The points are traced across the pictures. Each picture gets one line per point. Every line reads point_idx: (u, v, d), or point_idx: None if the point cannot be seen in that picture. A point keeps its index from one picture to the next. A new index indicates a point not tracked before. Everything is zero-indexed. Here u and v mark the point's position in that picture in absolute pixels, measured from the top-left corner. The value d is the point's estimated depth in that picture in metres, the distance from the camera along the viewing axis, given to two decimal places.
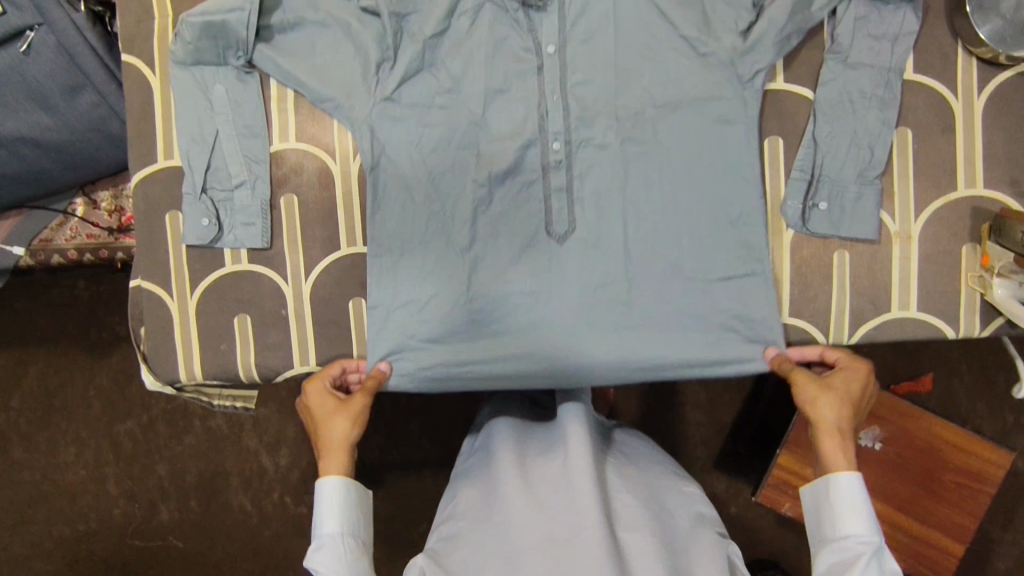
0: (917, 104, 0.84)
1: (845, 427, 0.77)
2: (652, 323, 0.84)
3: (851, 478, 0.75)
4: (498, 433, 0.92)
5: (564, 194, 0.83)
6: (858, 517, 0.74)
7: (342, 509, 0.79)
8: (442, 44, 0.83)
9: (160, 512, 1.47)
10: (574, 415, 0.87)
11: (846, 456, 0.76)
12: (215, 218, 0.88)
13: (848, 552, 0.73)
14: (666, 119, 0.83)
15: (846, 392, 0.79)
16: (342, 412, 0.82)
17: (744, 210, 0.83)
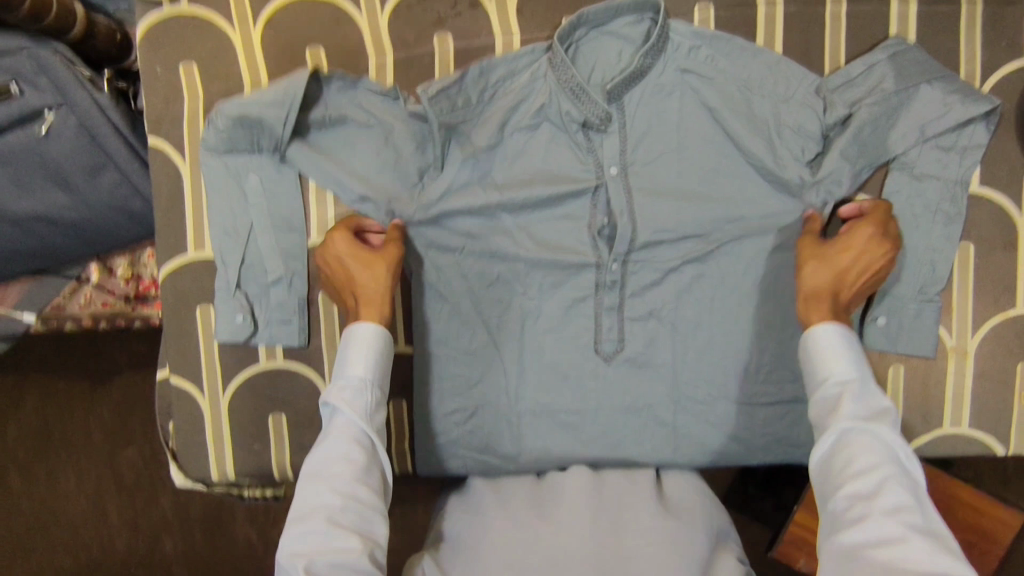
0: (981, 218, 0.82)
1: (815, 290, 0.74)
2: (698, 422, 0.87)
3: (827, 326, 0.70)
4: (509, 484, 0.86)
5: (615, 311, 0.85)
6: (841, 360, 0.68)
7: (342, 416, 0.68)
8: (500, 156, 0.84)
9: (164, 543, 1.35)
10: (592, 479, 0.82)
11: (829, 314, 0.72)
12: (250, 315, 0.84)
13: (835, 400, 0.67)
14: (723, 228, 0.84)
15: (862, 261, 0.75)
16: (374, 263, 0.77)
17: (790, 320, 0.85)
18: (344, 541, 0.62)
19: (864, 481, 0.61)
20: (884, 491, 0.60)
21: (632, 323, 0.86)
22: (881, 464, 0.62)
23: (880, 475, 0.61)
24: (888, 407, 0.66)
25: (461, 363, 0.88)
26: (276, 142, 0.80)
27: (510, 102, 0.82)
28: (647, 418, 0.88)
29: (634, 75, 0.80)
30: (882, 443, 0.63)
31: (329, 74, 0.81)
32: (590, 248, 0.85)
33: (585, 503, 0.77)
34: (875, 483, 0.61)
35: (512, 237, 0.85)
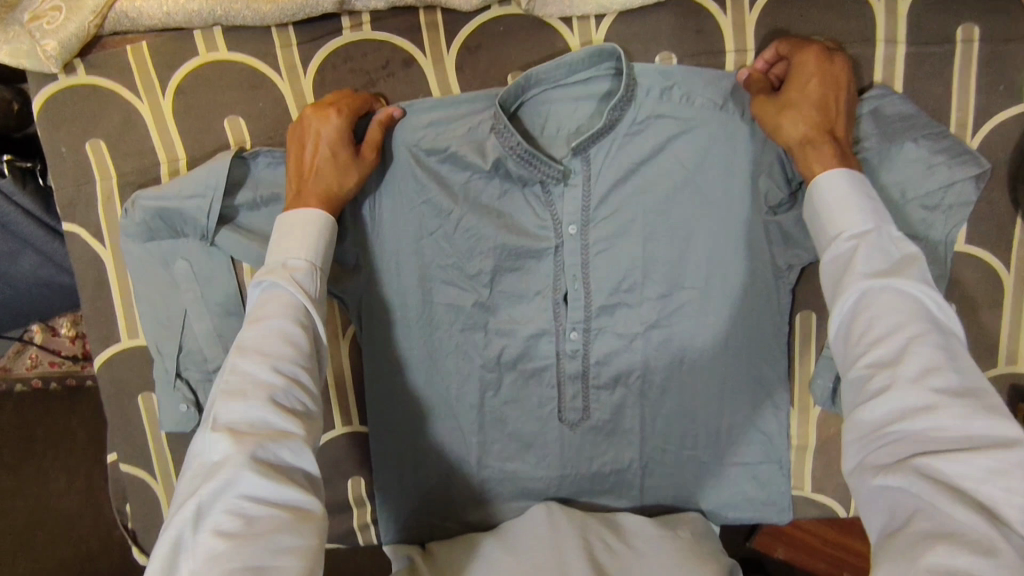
0: (964, 277, 0.77)
1: (808, 137, 0.66)
2: (666, 485, 0.85)
3: (833, 175, 0.63)
4: (481, 536, 0.78)
5: (578, 380, 0.79)
6: (851, 211, 0.61)
7: (282, 304, 0.61)
8: (458, 211, 0.76)
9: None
10: (570, 510, 0.77)
11: (835, 156, 0.65)
12: (194, 402, 0.80)
13: (848, 258, 0.59)
14: (691, 291, 0.77)
15: (823, 155, 0.65)
16: (339, 157, 0.69)
17: (763, 383, 0.80)
18: (272, 418, 0.55)
19: (892, 348, 0.54)
20: (907, 353, 0.53)
21: (599, 392, 0.80)
22: (904, 321, 0.55)
23: (908, 334, 0.54)
24: (917, 253, 0.58)
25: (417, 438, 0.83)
26: (202, 230, 0.73)
27: (462, 150, 0.74)
28: (612, 484, 0.84)
29: (596, 133, 0.72)
30: (907, 297, 0.56)
31: (254, 150, 0.74)
32: (551, 317, 0.78)
33: (571, 540, 0.71)
34: (897, 348, 0.54)
35: (466, 308, 0.78)
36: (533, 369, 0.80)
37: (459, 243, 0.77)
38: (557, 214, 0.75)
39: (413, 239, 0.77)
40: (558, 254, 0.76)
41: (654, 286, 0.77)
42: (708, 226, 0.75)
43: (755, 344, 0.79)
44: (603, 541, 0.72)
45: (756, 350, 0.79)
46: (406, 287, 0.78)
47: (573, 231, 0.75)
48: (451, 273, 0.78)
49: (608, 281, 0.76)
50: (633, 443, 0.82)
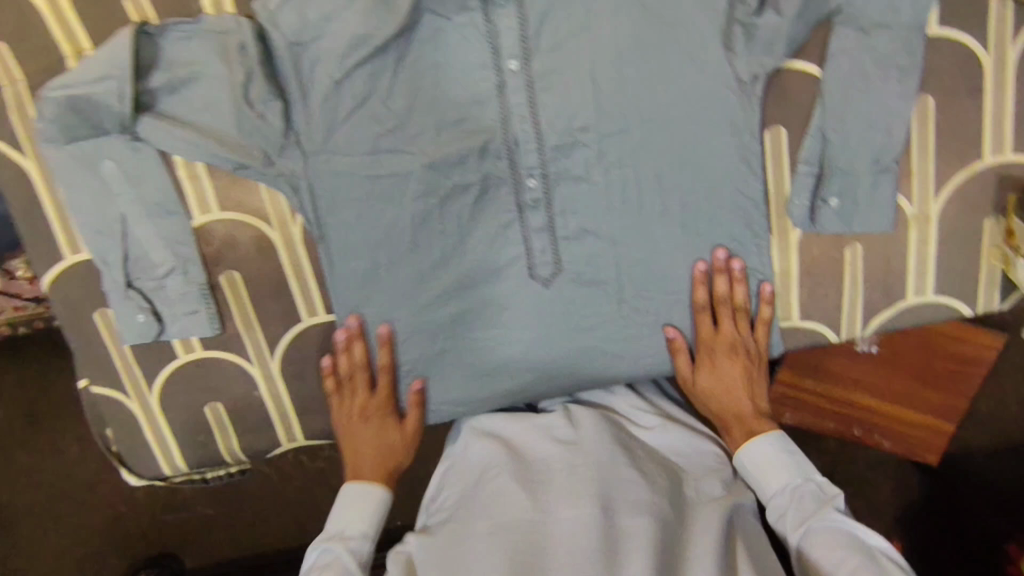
0: (941, 66, 0.71)
1: (720, 415, 0.79)
2: (654, 341, 0.80)
3: (752, 442, 0.75)
4: (474, 442, 0.80)
5: (545, 232, 0.76)
6: (771, 475, 0.74)
7: (372, 514, 0.77)
8: (390, 61, 0.70)
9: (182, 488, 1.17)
10: (565, 417, 0.79)
11: (746, 433, 0.77)
12: (152, 311, 0.77)
13: (725, 495, 0.75)
14: (651, 121, 0.73)
15: (731, 390, 0.78)
16: (401, 440, 0.80)
17: (740, 210, 0.76)
18: None
19: (815, 540, 0.68)
20: (840, 561, 0.66)
21: (569, 243, 0.77)
22: (830, 541, 0.67)
23: (828, 550, 0.67)
24: (743, 463, 0.75)
25: (387, 322, 0.79)
26: (120, 118, 0.69)
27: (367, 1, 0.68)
28: (597, 341, 0.80)
29: None
30: (822, 522, 0.69)
31: (159, 23, 0.68)
32: (506, 165, 0.74)
33: (582, 490, 0.70)
34: (820, 553, 0.67)
35: (414, 174, 0.74)
36: (498, 228, 0.76)
37: (399, 99, 0.71)
38: (496, 45, 0.69)
39: (338, 102, 0.71)
40: (503, 99, 0.71)
41: (606, 123, 0.73)
42: (662, 45, 0.70)
43: (727, 172, 0.74)
44: (606, 466, 0.72)
45: (730, 178, 0.74)
46: (348, 160, 0.73)
47: (515, 65, 0.70)
48: (394, 141, 0.73)
49: (562, 123, 0.72)
50: (613, 295, 0.79)
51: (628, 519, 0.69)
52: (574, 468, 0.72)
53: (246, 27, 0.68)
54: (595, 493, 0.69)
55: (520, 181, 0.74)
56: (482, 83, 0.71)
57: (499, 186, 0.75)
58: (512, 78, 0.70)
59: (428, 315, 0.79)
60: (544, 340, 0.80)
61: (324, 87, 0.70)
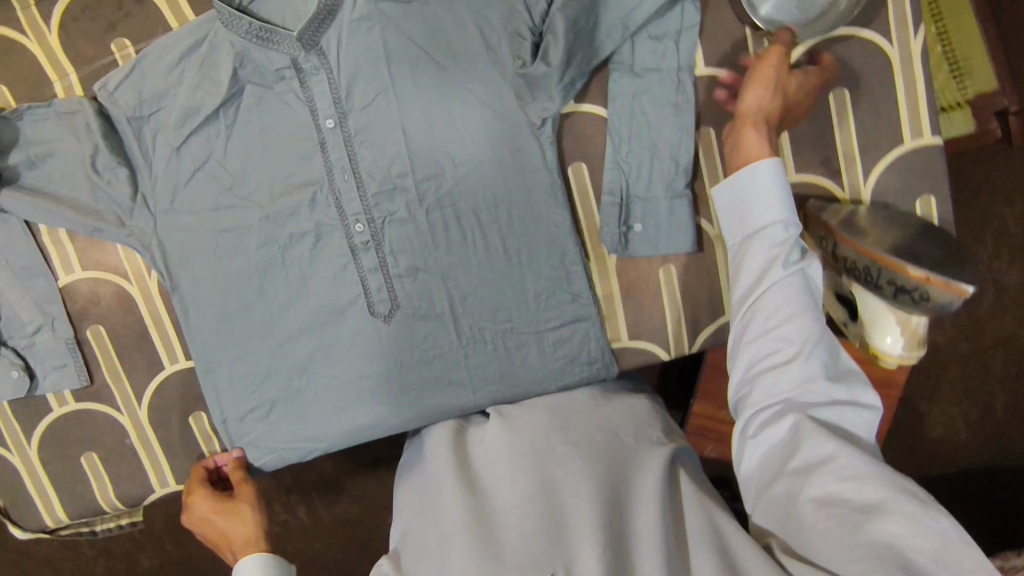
0: (715, 99, 0.78)
1: (733, 137, 0.71)
2: (492, 368, 0.85)
3: (769, 163, 0.66)
4: (429, 446, 0.77)
5: (378, 271, 0.82)
6: (773, 206, 0.65)
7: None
8: (222, 130, 0.79)
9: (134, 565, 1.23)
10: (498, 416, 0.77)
11: (761, 147, 0.68)
12: (24, 367, 0.84)
13: (747, 251, 0.66)
14: (462, 164, 0.80)
15: (767, 87, 0.71)
16: (243, 504, 0.83)
17: (555, 241, 0.82)
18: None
19: (779, 303, 0.62)
20: (767, 338, 0.62)
21: (402, 280, 0.83)
22: (793, 305, 0.62)
23: (797, 325, 0.61)
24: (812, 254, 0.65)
25: (242, 365, 0.85)
26: None
27: (195, 78, 0.77)
28: (441, 370, 0.86)
29: (322, 17, 0.75)
30: (807, 322, 0.61)
31: (15, 110, 0.78)
32: (335, 212, 0.81)
33: (530, 470, 0.67)
34: (789, 352, 0.61)
35: (253, 226, 0.82)
36: (337, 270, 0.83)
37: (234, 160, 0.80)
38: (312, 108, 0.78)
39: (178, 167, 0.80)
40: (325, 155, 0.79)
41: (421, 169, 0.80)
42: (461, 98, 0.78)
43: (537, 206, 0.81)
44: (545, 452, 0.69)
45: (541, 211, 0.81)
46: (193, 217, 0.81)
47: (331, 124, 0.78)
48: (233, 197, 0.81)
49: (380, 171, 0.80)
50: (449, 326, 0.84)
51: (574, 489, 0.65)
52: (524, 448, 0.70)
53: (91, 107, 0.79)
54: (541, 477, 0.66)
55: (349, 226, 0.81)
56: (305, 141, 0.80)
57: (333, 230, 0.82)
58: (330, 135, 0.79)
59: (281, 356, 0.85)
60: (389, 373, 0.85)
61: (165, 154, 0.79)
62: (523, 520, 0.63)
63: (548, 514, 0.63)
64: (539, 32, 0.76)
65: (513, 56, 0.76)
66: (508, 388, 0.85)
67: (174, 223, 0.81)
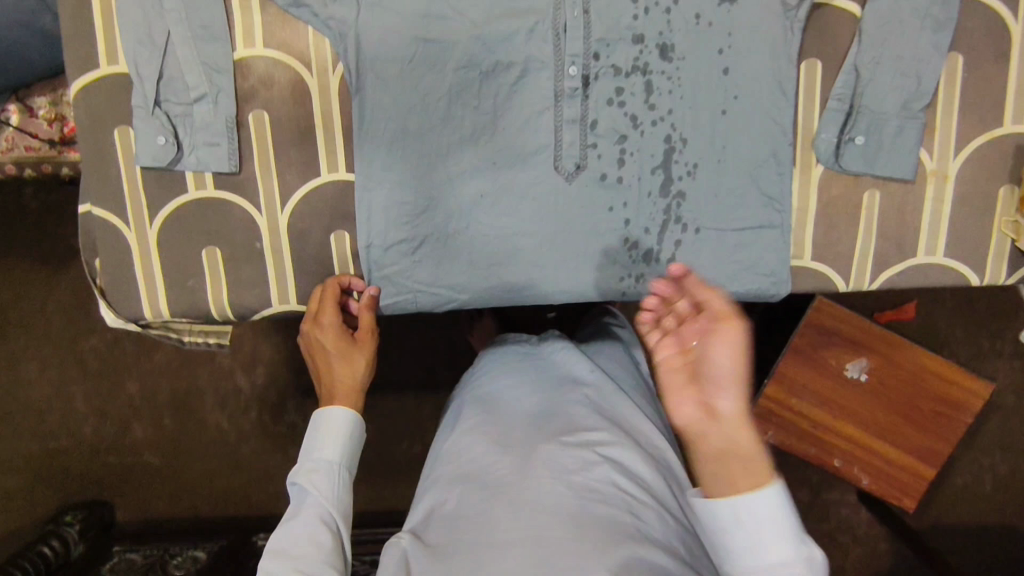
0: (972, 26, 0.75)
1: None
2: (663, 256, 0.80)
3: None
4: (471, 428, 0.71)
5: (577, 124, 0.77)
6: None
7: (349, 439, 0.75)
8: None
9: (133, 431, 1.25)
10: (584, 413, 0.70)
11: None
12: (172, 136, 0.77)
13: None
14: (696, 30, 0.75)
15: None
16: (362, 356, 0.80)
17: (768, 135, 0.77)
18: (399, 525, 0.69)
19: None
20: None
21: (597, 141, 0.78)
22: None
23: None
24: None
25: (404, 192, 0.79)
26: None
27: None
28: (608, 247, 0.80)
29: None
30: None
31: None
32: (551, 49, 0.76)
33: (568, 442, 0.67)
34: None
35: (459, 43, 0.76)
36: (532, 114, 0.77)
37: None
38: None
39: None
40: None
41: (651, 24, 0.75)
42: None
43: (761, 93, 0.76)
44: (617, 493, 0.64)
45: (763, 97, 0.76)
46: (398, 19, 0.75)
47: None
48: (446, 7, 0.75)
49: (609, 15, 0.75)
50: (632, 201, 0.79)
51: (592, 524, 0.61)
52: (609, 479, 0.64)
53: None
54: (597, 517, 0.61)
55: (561, 68, 0.76)
56: None
57: (540, 69, 0.76)
58: None
59: (445, 193, 0.79)
60: (555, 237, 0.80)
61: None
62: (538, 482, 0.63)
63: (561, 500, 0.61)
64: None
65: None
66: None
67: (376, 18, 0.75)
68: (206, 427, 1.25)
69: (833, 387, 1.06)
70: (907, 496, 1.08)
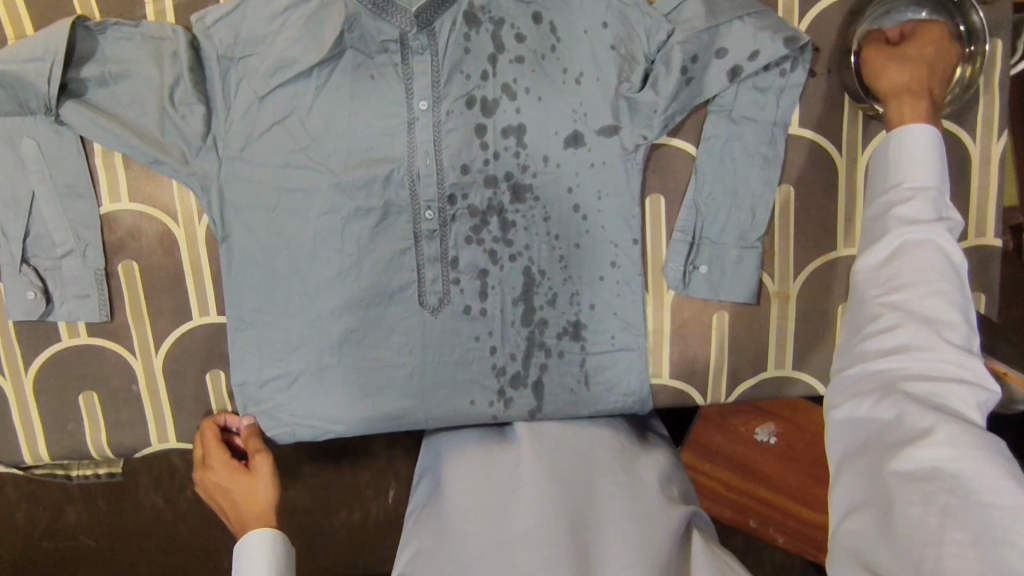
0: (799, 160, 0.81)
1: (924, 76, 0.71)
2: (531, 379, 0.83)
3: (925, 128, 0.63)
4: (448, 463, 0.81)
5: (438, 262, 0.81)
6: (925, 164, 0.63)
7: (272, 560, 0.76)
8: (313, 91, 0.77)
9: (67, 514, 1.22)
10: (528, 428, 0.82)
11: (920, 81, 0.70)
12: (42, 291, 0.79)
13: (906, 201, 0.61)
14: (545, 171, 0.80)
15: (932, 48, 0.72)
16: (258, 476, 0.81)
17: (619, 265, 0.81)
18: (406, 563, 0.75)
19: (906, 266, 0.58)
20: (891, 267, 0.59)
21: (459, 277, 0.81)
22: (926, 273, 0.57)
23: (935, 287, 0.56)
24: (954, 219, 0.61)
25: (275, 331, 0.81)
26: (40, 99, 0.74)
27: (298, 31, 0.76)
28: (476, 374, 0.83)
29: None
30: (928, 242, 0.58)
31: (100, 23, 0.76)
32: (408, 194, 0.79)
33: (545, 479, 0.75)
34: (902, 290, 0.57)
35: (321, 190, 0.79)
36: (395, 254, 0.80)
37: (316, 121, 0.78)
38: (409, 86, 0.77)
39: (257, 115, 0.77)
40: (411, 135, 0.78)
41: (503, 166, 0.80)
42: (561, 106, 0.79)
43: (610, 226, 0.81)
44: (567, 493, 0.74)
45: (614, 229, 0.81)
46: (262, 171, 0.78)
47: (424, 106, 0.77)
48: (307, 157, 0.79)
49: (460, 162, 0.79)
50: (496, 329, 0.82)
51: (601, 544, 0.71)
52: (551, 474, 0.76)
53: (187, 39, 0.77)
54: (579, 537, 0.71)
55: (419, 210, 0.79)
56: (393, 117, 0.78)
57: (400, 212, 0.80)
58: (420, 117, 0.77)
59: (316, 330, 0.81)
60: (425, 367, 0.83)
61: (246, 100, 0.77)
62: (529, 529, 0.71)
63: (557, 541, 0.70)
64: (651, 59, 0.78)
65: (620, 78, 0.78)
66: (538, 404, 0.83)
67: (239, 171, 0.78)
68: (127, 523, 1.23)
69: (744, 452, 1.14)
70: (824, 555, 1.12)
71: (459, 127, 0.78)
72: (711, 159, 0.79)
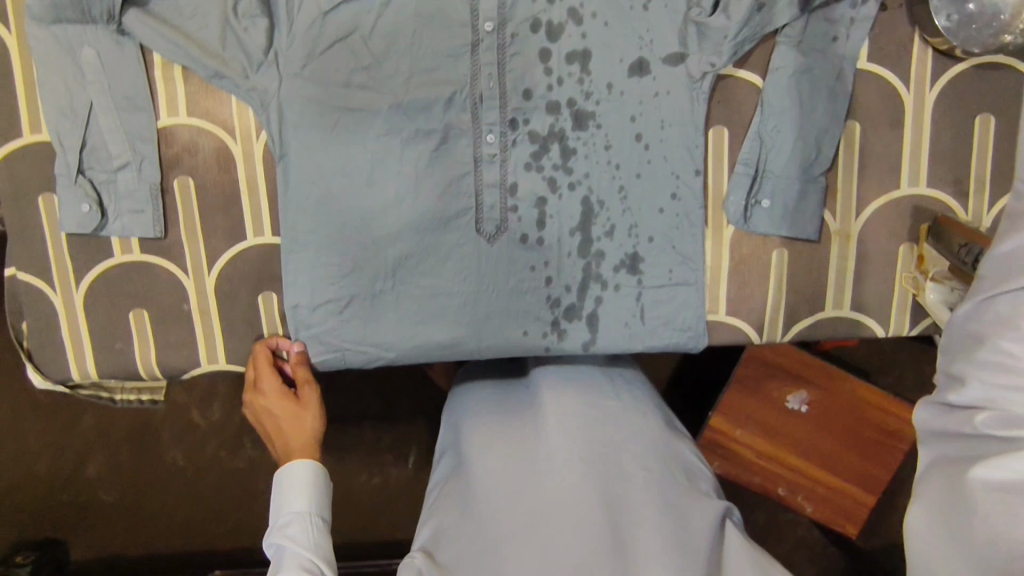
0: (867, 96, 0.80)
1: None
2: (585, 311, 0.82)
3: None
4: (471, 438, 0.80)
5: (497, 189, 0.80)
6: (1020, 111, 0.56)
7: (315, 490, 0.79)
8: (377, 9, 0.76)
9: (88, 467, 1.20)
10: (554, 402, 0.81)
11: None
12: (96, 203, 0.78)
13: None
14: (609, 99, 0.78)
15: None
16: (308, 410, 0.82)
17: (680, 198, 0.80)
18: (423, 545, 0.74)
19: None
20: None
21: (517, 204, 0.80)
22: None
23: None
24: None
25: (330, 255, 0.80)
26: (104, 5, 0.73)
27: None
28: (531, 305, 0.82)
29: None
30: None
31: None
32: (469, 118, 0.78)
33: (574, 460, 0.74)
34: None
35: (382, 111, 0.78)
36: (453, 178, 0.79)
37: (380, 40, 0.77)
38: (475, 7, 0.76)
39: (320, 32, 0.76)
40: (475, 57, 0.77)
41: (567, 92, 0.78)
42: (628, 32, 0.77)
43: (672, 157, 0.80)
44: (597, 478, 0.73)
45: (677, 160, 0.80)
46: (323, 91, 0.77)
47: (490, 27, 0.76)
48: (368, 77, 0.78)
49: (524, 86, 0.78)
50: (552, 259, 0.81)
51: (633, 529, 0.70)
52: (584, 458, 0.75)
53: None
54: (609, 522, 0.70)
55: (480, 134, 0.78)
56: (458, 37, 0.77)
57: (461, 136, 0.79)
58: (486, 38, 0.76)
59: (371, 254, 0.80)
60: (479, 296, 0.82)
61: (311, 15, 0.75)
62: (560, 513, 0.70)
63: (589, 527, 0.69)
64: None
65: (689, 4, 0.77)
66: (592, 336, 0.83)
67: (300, 88, 0.77)
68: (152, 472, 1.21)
69: (774, 418, 1.10)
70: (849, 522, 1.11)
71: (524, 51, 0.77)
72: (778, 91, 0.78)
